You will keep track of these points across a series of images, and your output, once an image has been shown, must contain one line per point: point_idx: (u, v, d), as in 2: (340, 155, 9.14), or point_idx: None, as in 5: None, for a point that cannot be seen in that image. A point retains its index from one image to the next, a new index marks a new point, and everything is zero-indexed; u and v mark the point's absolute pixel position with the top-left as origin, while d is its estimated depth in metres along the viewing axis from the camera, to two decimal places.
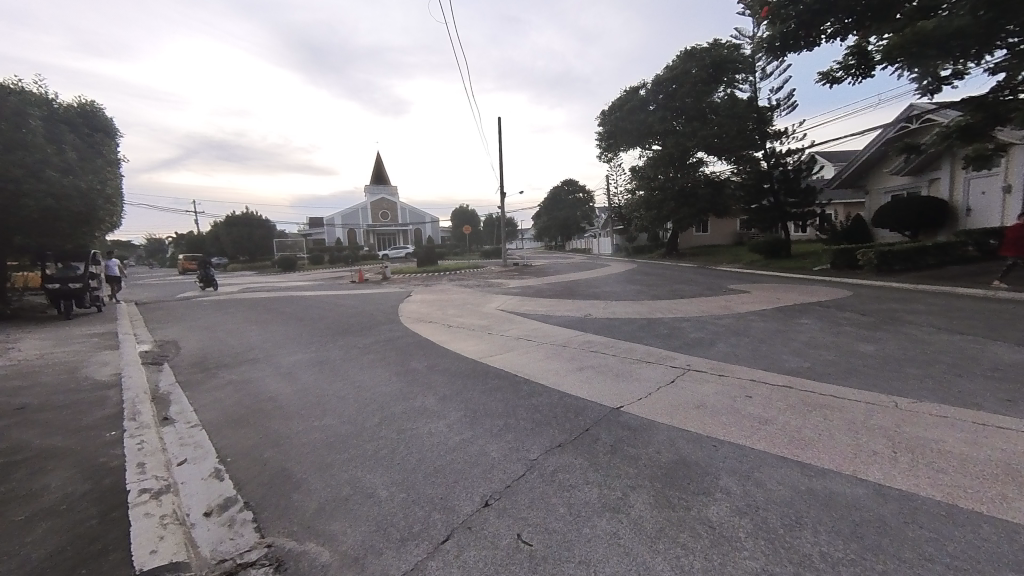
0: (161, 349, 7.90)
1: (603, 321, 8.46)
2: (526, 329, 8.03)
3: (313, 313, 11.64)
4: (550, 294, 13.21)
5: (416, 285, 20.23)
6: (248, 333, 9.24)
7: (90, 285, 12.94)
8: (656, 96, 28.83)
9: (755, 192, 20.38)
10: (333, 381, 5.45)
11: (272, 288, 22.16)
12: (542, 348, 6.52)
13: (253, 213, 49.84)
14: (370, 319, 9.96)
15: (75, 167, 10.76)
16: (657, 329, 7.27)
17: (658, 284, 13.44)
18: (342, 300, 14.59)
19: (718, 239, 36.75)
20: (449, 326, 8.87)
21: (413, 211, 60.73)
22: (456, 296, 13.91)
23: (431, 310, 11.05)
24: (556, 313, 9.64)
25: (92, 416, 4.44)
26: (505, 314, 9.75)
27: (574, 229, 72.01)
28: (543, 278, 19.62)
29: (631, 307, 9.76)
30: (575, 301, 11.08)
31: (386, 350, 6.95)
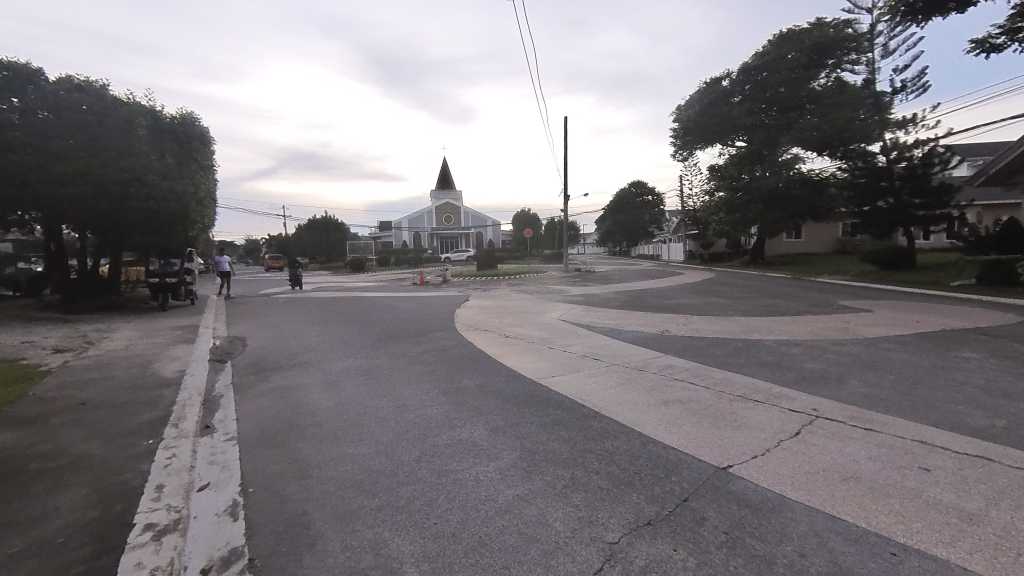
0: (228, 346, 8.09)
1: (683, 341, 7.24)
2: (592, 344, 7.09)
3: (373, 315, 11.63)
4: (617, 304, 12.08)
5: (474, 288, 19.97)
6: (309, 333, 9.30)
7: (185, 279, 14.27)
8: (743, 85, 26.49)
9: (873, 191, 17.42)
10: (378, 396, 4.92)
11: (342, 287, 23.29)
12: (613, 371, 5.54)
13: (331, 217, 53.92)
14: (426, 325, 9.60)
15: (172, 171, 11.86)
16: (757, 357, 5.94)
17: (746, 297, 11.64)
18: (403, 302, 14.63)
19: (811, 246, 32.48)
20: (506, 335, 8.20)
21: (476, 215, 61.74)
22: (514, 302, 13.27)
23: (489, 317, 10.47)
24: (624, 327, 8.56)
25: (138, 421, 4.29)
26: (567, 325, 8.86)
27: (640, 234, 68.67)
28: (607, 285, 18.32)
29: (715, 325, 8.36)
30: (646, 314, 9.89)
31: (437, 362, 6.38)
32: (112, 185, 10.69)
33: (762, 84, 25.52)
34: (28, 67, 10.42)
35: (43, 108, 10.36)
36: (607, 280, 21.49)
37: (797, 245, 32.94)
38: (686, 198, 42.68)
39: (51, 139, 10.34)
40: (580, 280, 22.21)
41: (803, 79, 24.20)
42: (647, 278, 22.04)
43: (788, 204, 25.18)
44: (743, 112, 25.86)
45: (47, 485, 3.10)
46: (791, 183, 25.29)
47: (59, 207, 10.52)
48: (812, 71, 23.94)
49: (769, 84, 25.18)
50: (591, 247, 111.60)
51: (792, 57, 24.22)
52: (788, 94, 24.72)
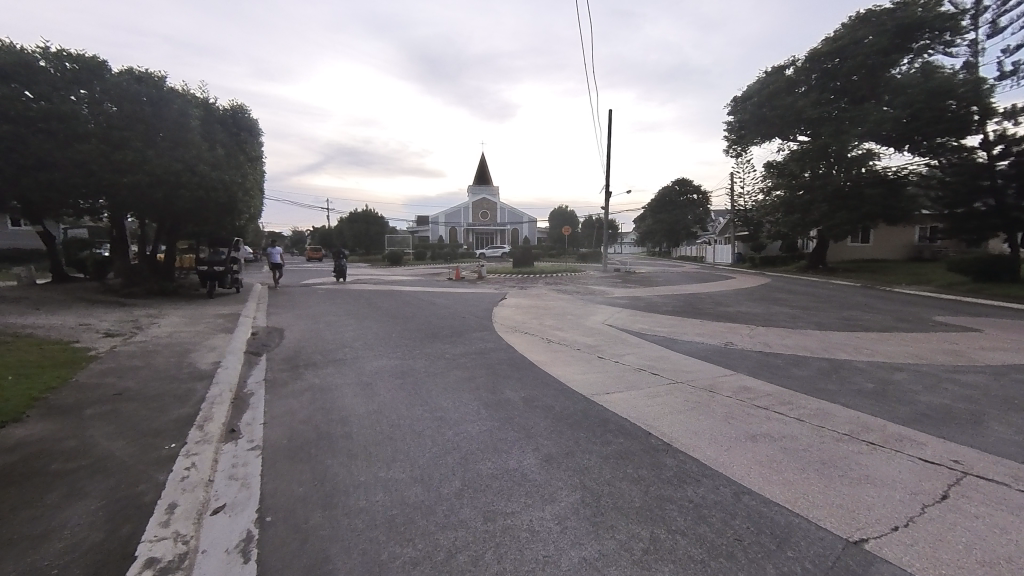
0: (266, 338, 7.99)
1: (753, 357, 6.35)
2: (647, 356, 6.35)
3: (410, 310, 11.38)
4: (666, 310, 11.16)
5: (511, 286, 19.49)
6: (346, 327, 9.13)
7: (231, 268, 14.63)
8: (810, 75, 24.51)
9: (970, 191, 15.79)
10: (413, 404, 4.47)
11: (380, 280, 23.54)
12: (678, 391, 4.82)
13: (371, 211, 55.35)
14: (464, 324, 9.17)
15: (222, 163, 12.16)
16: (853, 384, 5.00)
17: (818, 309, 10.41)
18: (440, 298, 14.38)
19: (880, 252, 29.58)
20: (550, 340, 7.61)
21: (512, 211, 61.34)
22: (554, 303, 12.64)
23: (529, 318, 9.91)
24: (680, 337, 7.74)
25: (167, 419, 4.06)
26: (614, 332, 8.14)
27: (682, 234, 65.81)
28: (651, 288, 17.32)
29: (788, 339, 7.37)
30: (702, 323, 8.97)
31: (476, 368, 5.89)
32: (167, 176, 11.05)
33: (834, 72, 23.44)
34: (94, 61, 10.90)
35: (110, 101, 10.82)
36: (650, 282, 20.36)
37: (864, 251, 30.10)
38: (736, 197, 40.26)
39: (115, 130, 10.75)
40: (621, 281, 21.22)
41: (882, 66, 21.92)
42: (694, 281, 20.70)
43: (859, 205, 23.10)
44: (809, 104, 23.89)
45: (61, 491, 2.83)
46: (863, 181, 23.17)
47: (119, 195, 10.96)
48: (894, 57, 21.66)
49: (842, 72, 23.08)
50: (628, 247, 108.53)
51: (870, 42, 22.03)
52: (864, 83, 22.57)
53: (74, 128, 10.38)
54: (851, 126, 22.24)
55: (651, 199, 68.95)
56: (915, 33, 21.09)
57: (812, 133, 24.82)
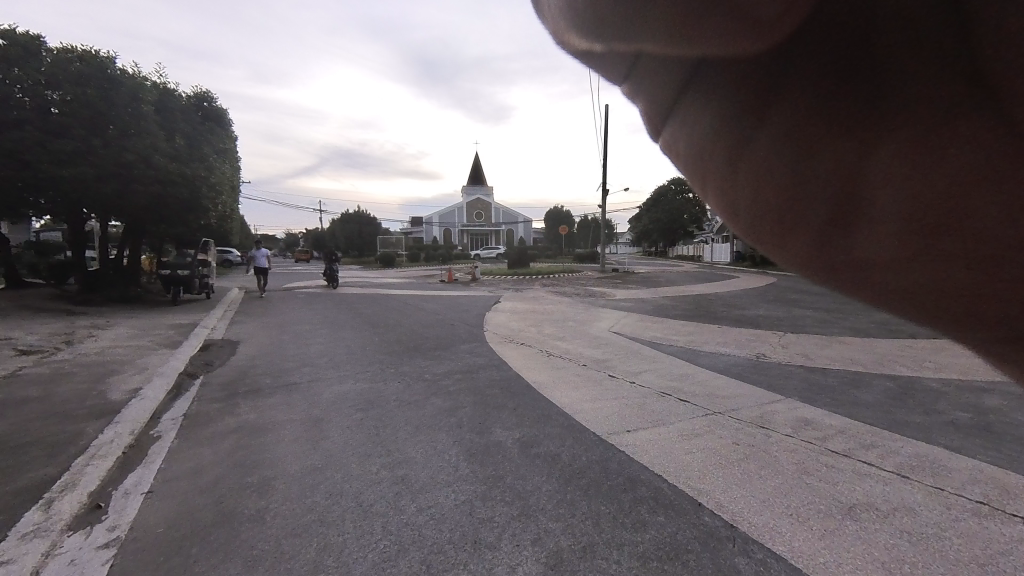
0: (215, 353, 6.76)
1: (799, 374, 5.22)
2: (671, 374, 5.20)
3: (392, 317, 10.19)
4: (677, 314, 10.02)
5: (506, 288, 18.34)
6: (314, 337, 7.90)
7: (199, 273, 13.19)
8: None
9: None
10: (368, 455, 3.28)
11: (367, 283, 22.26)
12: (720, 428, 3.68)
13: (362, 212, 54.12)
14: (449, 333, 8.00)
15: (182, 154, 10.75)
16: (944, 414, 3.89)
17: (847, 312, 9.36)
18: (427, 302, 13.18)
19: None
20: (551, 353, 6.45)
21: (507, 211, 60.29)
22: (551, 307, 11.51)
23: (527, 326, 8.74)
24: (704, 348, 6.58)
25: (11, 488, 2.86)
26: (625, 342, 7.00)
27: (680, 233, 65.09)
28: (656, 288, 16.26)
29: (831, 350, 6.25)
30: (724, 329, 7.85)
31: (461, 393, 4.71)
32: (115, 168, 9.71)
33: None
34: (30, 39, 9.54)
35: (49, 84, 9.43)
36: (654, 283, 19.26)
37: None
38: None
39: (54, 117, 9.41)
40: (623, 282, 20.15)
41: None
42: (699, 281, 19.64)
43: None
44: None
45: None
46: None
47: (60, 190, 9.62)
48: None
49: None
50: (624, 248, 107.76)
51: None
52: None
53: (4, 115, 9.04)
54: None
55: (648, 199, 68.24)
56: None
57: None
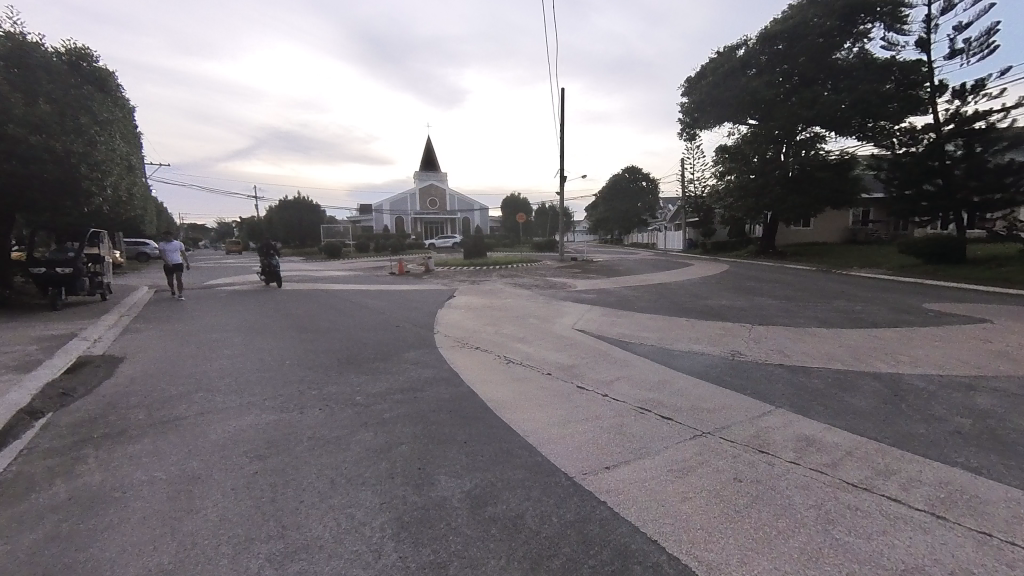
0: (84, 376, 5.32)
1: (781, 375, 4.76)
2: (647, 383, 4.54)
3: (330, 318, 8.90)
4: (641, 307, 9.52)
5: (462, 280, 17.33)
6: (226, 349, 6.57)
7: (89, 270, 11.01)
8: (761, 55, 24.10)
9: (922, 171, 15.87)
10: (249, 543, 2.29)
11: (309, 277, 20.31)
12: (714, 456, 3.03)
13: (303, 198, 50.32)
14: (393, 338, 6.94)
15: (48, 122, 8.68)
16: (946, 421, 3.50)
17: (806, 301, 9.31)
18: (373, 298, 11.92)
19: (821, 236, 30.88)
20: (510, 359, 5.63)
21: (461, 199, 58.60)
22: (510, 302, 10.68)
23: (484, 325, 7.86)
24: (676, 347, 6.02)
25: None
26: (592, 343, 6.31)
27: (634, 221, 66.66)
28: (616, 278, 15.96)
29: (805, 344, 5.92)
30: (692, 323, 7.41)
31: (398, 422, 3.77)
32: None
33: (785, 54, 23.34)
34: None
35: None
36: (612, 272, 18.98)
37: (807, 235, 31.27)
38: (686, 183, 40.47)
39: None
40: (581, 271, 19.79)
41: (830, 46, 22.13)
42: (656, 269, 19.64)
43: (810, 188, 23.58)
44: (763, 85, 23.64)
45: None
46: (813, 165, 23.63)
47: None
48: (839, 40, 22.00)
49: (794, 53, 22.95)
50: (580, 237, 109.31)
51: (818, 23, 22.10)
52: (813, 65, 22.71)
53: None
54: (802, 108, 22.34)
55: (603, 187, 69.22)
56: (860, 16, 21.32)
57: (761, 117, 25.01)
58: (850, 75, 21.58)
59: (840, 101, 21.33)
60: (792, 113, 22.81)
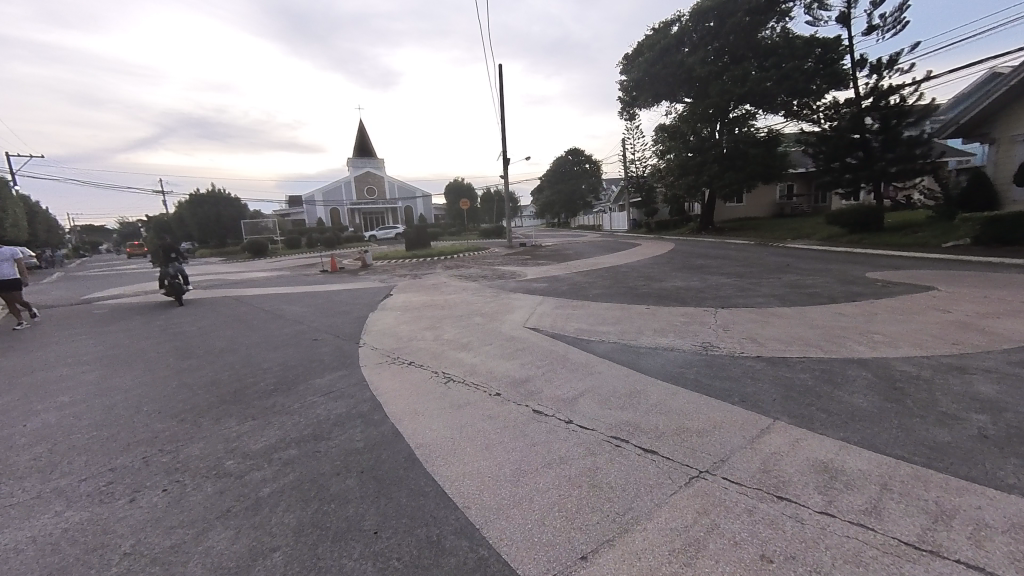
0: None
1: (763, 370, 4.09)
2: (617, 400, 3.64)
3: (230, 335, 7.24)
4: (596, 294, 8.78)
5: (403, 274, 15.89)
6: (64, 393, 4.88)
7: None
8: (694, 32, 25.06)
9: (844, 144, 17.01)
10: None
11: (223, 281, 17.71)
12: (724, 517, 2.18)
13: (219, 192, 44.95)
14: (302, 358, 5.53)
15: None
16: (965, 422, 2.96)
17: (758, 277, 9.12)
18: (292, 304, 10.20)
19: (753, 211, 33.15)
20: (452, 374, 4.60)
21: (402, 186, 55.62)
22: (452, 298, 9.52)
23: (420, 330, 6.67)
24: (640, 343, 5.23)
25: None
26: (546, 345, 5.36)
27: (579, 203, 67.32)
28: (566, 263, 15.35)
29: (776, 329, 5.39)
30: (654, 311, 6.72)
31: (277, 504, 2.57)
32: None
33: (716, 31, 24.29)
34: None
35: None
36: (562, 257, 18.36)
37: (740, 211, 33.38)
38: (627, 163, 41.09)
39: None
40: (530, 257, 18.99)
41: (757, 24, 23.27)
42: (605, 251, 19.34)
43: (745, 163, 24.75)
44: (697, 62, 24.41)
45: None
46: (746, 142, 24.51)
47: None
48: (765, 17, 23.33)
49: (726, 28, 23.80)
50: (527, 221, 109.27)
51: None
52: (743, 42, 23.86)
53: None
54: (734, 84, 23.48)
55: (548, 170, 69.15)
56: None
57: (697, 94, 25.81)
58: (774, 52, 23.02)
59: (769, 76, 22.58)
60: (725, 89, 23.74)
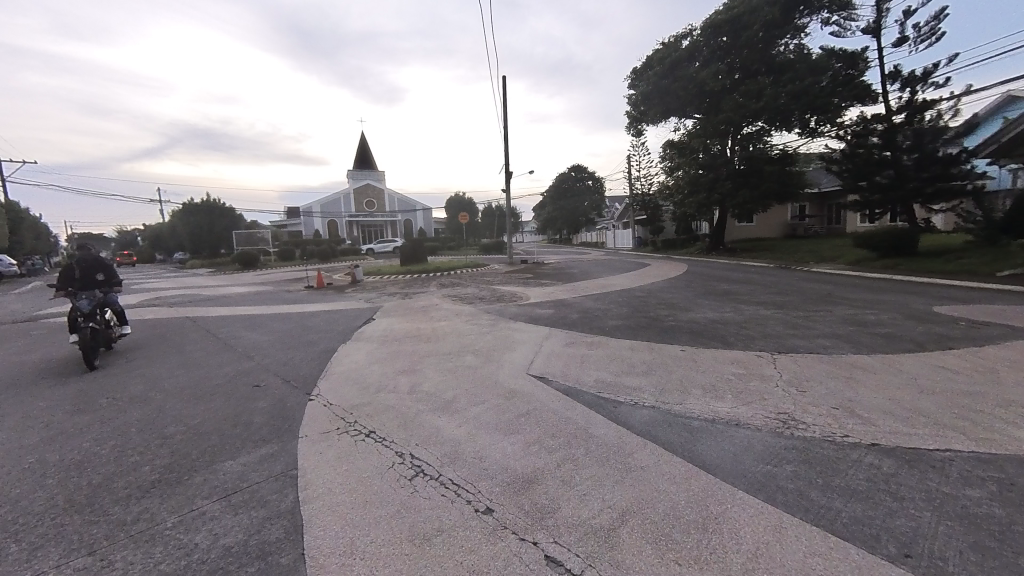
0: None
1: (902, 478, 2.63)
2: (684, 544, 2.15)
3: (162, 374, 5.84)
4: (613, 327, 7.41)
5: (395, 293, 14.56)
6: None
7: None
8: (706, 47, 24.59)
9: (873, 162, 16.16)
10: None
11: (200, 296, 16.34)
12: None
13: (215, 201, 43.96)
14: (222, 420, 4.06)
15: None
16: None
17: (803, 310, 7.79)
18: (258, 330, 8.82)
19: (764, 231, 33.51)
20: (429, 456, 3.18)
21: (402, 200, 54.82)
22: (443, 327, 8.16)
23: (397, 375, 5.25)
24: (688, 412, 3.76)
25: None
26: (555, 412, 3.89)
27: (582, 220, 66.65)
28: (572, 284, 14.04)
29: (872, 391, 3.96)
30: (692, 358, 5.29)
31: None
32: None
33: (729, 46, 23.88)
34: None
35: None
36: (567, 277, 17.05)
37: (750, 231, 33.69)
38: (633, 180, 40.25)
39: None
40: (533, 276, 17.71)
41: (769, 40, 22.99)
42: (614, 272, 18.06)
43: (758, 181, 23.89)
44: (711, 75, 23.81)
45: None
46: (759, 159, 24.03)
47: None
48: (779, 33, 22.77)
49: (740, 41, 23.38)
50: (529, 237, 108.74)
51: (762, 12, 22.61)
52: (756, 58, 23.55)
53: None
54: (747, 100, 22.72)
55: (551, 187, 68.77)
56: (796, 10, 22.41)
57: (708, 110, 25.05)
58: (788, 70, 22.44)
59: (785, 92, 21.89)
60: (738, 104, 22.96)
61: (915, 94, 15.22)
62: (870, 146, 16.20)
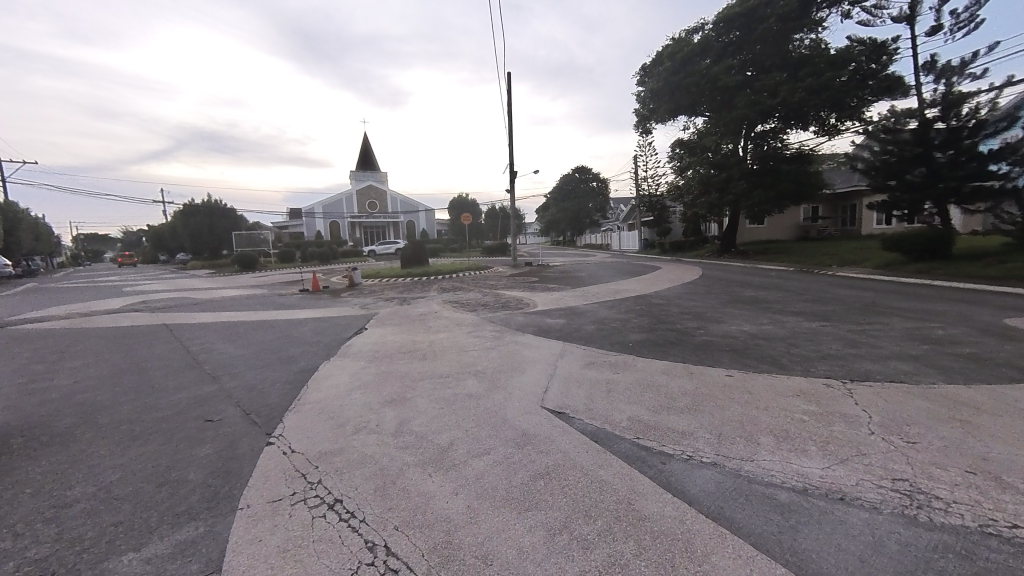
0: None
1: None
2: None
3: (102, 400, 4.86)
4: (638, 342, 6.43)
5: (392, 298, 13.65)
6: None
7: None
8: (719, 41, 23.57)
9: (905, 158, 15.10)
10: None
11: (187, 300, 15.41)
12: None
13: (215, 202, 43.20)
14: (144, 480, 3.08)
15: None
16: None
17: (853, 324, 6.83)
18: (235, 341, 7.87)
19: (775, 233, 32.64)
20: (411, 554, 2.20)
21: (404, 201, 54.00)
22: (442, 340, 7.20)
23: (382, 407, 4.29)
24: (766, 477, 2.76)
25: None
26: (585, 474, 2.90)
27: (586, 222, 65.77)
28: (582, 289, 13.10)
29: (1007, 444, 2.98)
30: (743, 388, 4.31)
31: None
32: None
33: (742, 40, 22.88)
34: None
35: None
36: (575, 281, 16.09)
37: (760, 233, 32.98)
38: (639, 180, 39.14)
39: None
40: (539, 280, 16.79)
41: (785, 34, 21.99)
42: (624, 276, 17.13)
43: (773, 181, 22.89)
44: (725, 70, 22.78)
45: None
46: (774, 158, 23.04)
47: None
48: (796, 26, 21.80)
49: (755, 35, 22.38)
50: (531, 239, 107.82)
51: (778, 5, 21.63)
52: (771, 53, 22.59)
53: None
54: (763, 96, 21.71)
55: (554, 188, 67.92)
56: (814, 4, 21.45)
57: (721, 107, 24.06)
58: (805, 66, 21.51)
59: (803, 87, 20.83)
60: (754, 100, 21.94)
61: (952, 86, 14.20)
62: (902, 142, 15.14)
